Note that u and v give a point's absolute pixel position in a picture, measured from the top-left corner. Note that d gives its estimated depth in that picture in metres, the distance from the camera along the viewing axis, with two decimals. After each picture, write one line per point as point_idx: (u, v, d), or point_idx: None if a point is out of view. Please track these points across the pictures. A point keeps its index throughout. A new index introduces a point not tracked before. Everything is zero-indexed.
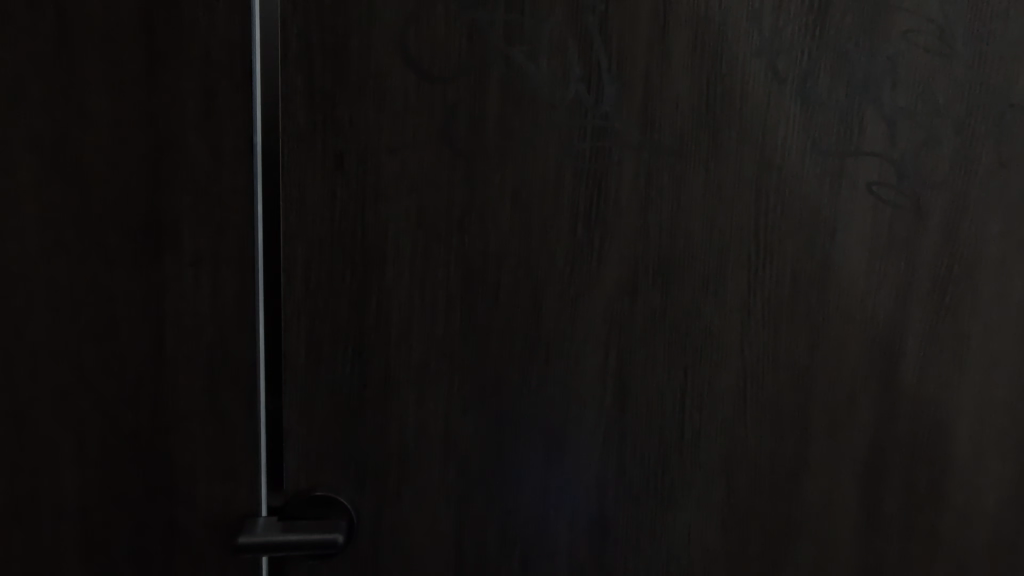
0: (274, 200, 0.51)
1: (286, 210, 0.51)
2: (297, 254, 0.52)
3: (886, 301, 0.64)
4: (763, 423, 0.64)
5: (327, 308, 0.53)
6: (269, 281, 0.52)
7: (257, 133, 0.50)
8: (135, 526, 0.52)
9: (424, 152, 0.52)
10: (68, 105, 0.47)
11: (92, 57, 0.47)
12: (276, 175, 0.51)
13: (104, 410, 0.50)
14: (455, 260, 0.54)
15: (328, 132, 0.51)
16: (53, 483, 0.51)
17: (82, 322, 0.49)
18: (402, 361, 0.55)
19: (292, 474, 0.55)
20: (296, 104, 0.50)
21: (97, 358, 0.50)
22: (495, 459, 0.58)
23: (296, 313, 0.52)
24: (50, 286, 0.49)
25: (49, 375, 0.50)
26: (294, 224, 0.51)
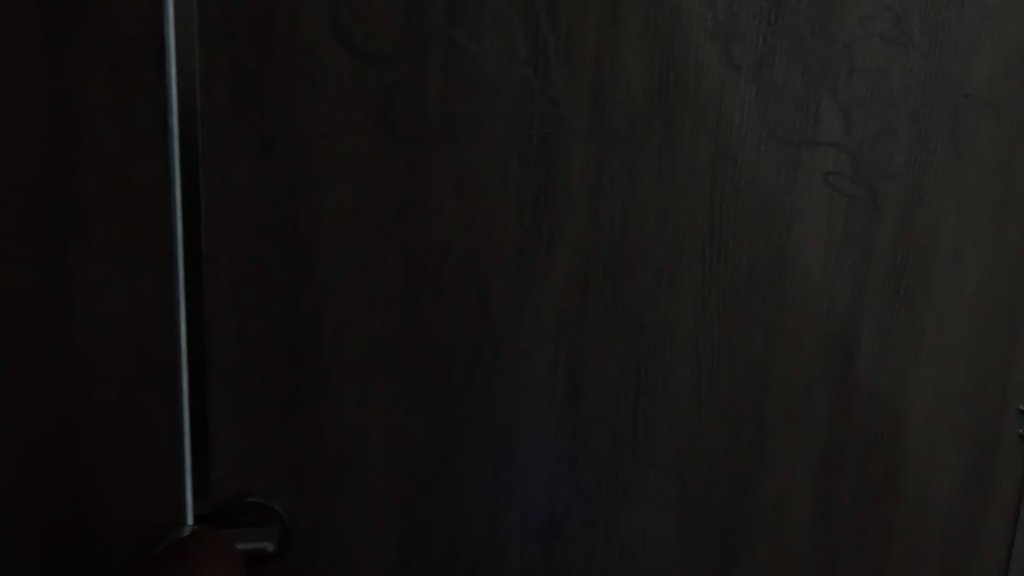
0: (193, 187, 0.47)
1: (208, 201, 0.47)
2: (223, 248, 0.48)
3: (842, 293, 0.64)
4: (718, 420, 0.62)
5: (258, 304, 0.50)
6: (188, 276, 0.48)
7: (173, 115, 0.46)
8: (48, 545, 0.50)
9: (359, 138, 0.49)
10: None
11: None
12: (195, 159, 0.47)
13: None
14: (395, 253, 0.51)
15: (253, 115, 0.47)
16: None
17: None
18: (340, 359, 0.52)
19: (222, 480, 0.51)
20: (217, 85, 0.46)
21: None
22: (441, 460, 0.55)
23: (223, 310, 0.49)
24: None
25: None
26: (219, 215, 0.48)
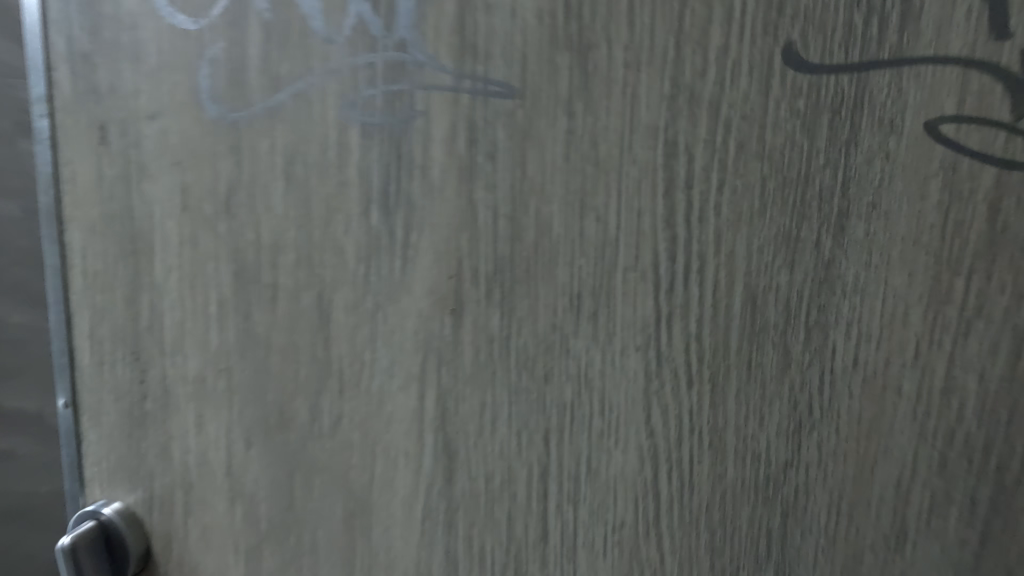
0: (52, 182, 0.45)
1: (61, 191, 0.45)
2: (75, 241, 0.46)
3: (990, 364, 0.31)
4: (694, 550, 0.37)
5: (105, 303, 0.46)
6: (51, 268, 0.47)
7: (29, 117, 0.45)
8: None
9: (182, 115, 0.42)
10: None
11: None
12: (51, 155, 0.45)
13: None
14: (225, 252, 0.42)
15: (89, 100, 0.43)
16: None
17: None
18: (179, 372, 0.45)
19: (85, 487, 0.48)
20: (59, 70, 0.44)
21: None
22: (286, 512, 0.44)
23: (79, 307, 0.47)
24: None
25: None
26: (71, 206, 0.45)
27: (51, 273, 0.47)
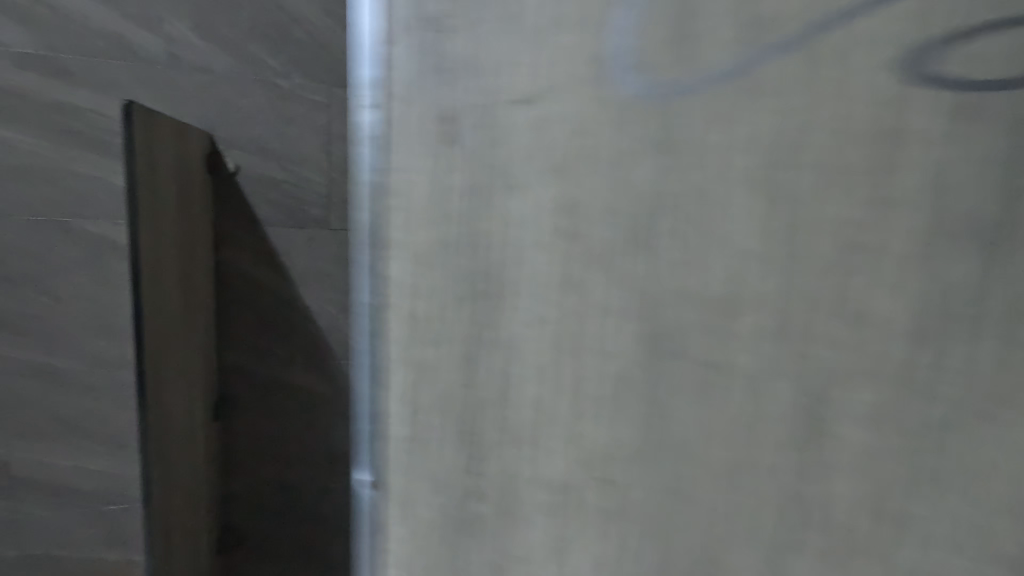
0: (379, 228, 0.40)
1: (391, 231, 0.40)
2: (399, 291, 0.40)
3: None
4: None
5: (426, 320, 0.41)
6: (363, 287, 0.42)
7: (364, 147, 0.40)
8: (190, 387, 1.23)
9: (575, 149, 0.37)
10: (172, 257, 1.13)
11: (180, 238, 1.17)
12: (385, 194, 0.40)
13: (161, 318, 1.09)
14: (619, 304, 0.39)
15: (455, 127, 0.38)
16: (180, 361, 1.19)
17: (286, 309, 1.40)
18: (532, 427, 0.41)
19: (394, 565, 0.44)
20: (415, 94, 0.39)
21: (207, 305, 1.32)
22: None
23: (394, 328, 0.41)
24: (296, 296, 1.40)
25: (222, 320, 1.38)
26: (396, 213, 0.40)
27: (369, 326, 0.42)
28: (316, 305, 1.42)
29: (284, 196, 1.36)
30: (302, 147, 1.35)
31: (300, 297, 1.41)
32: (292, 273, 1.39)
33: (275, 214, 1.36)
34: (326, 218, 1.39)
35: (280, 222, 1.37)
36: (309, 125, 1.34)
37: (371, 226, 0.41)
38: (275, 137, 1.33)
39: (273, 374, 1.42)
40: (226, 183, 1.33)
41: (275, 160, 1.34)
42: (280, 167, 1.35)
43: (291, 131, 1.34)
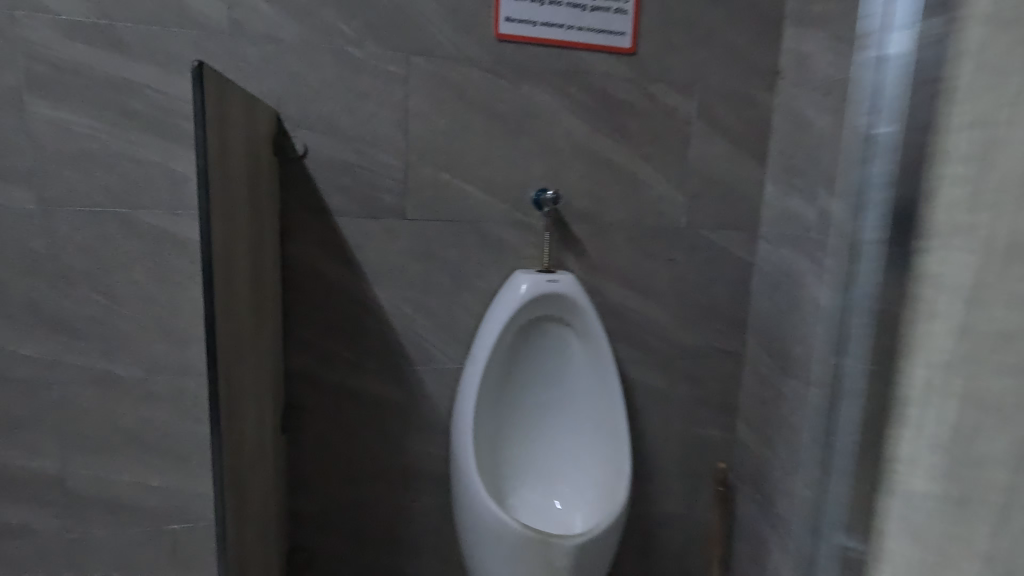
0: (885, 349, 0.28)
1: (917, 363, 0.27)
2: (925, 449, 0.27)
3: None
4: None
5: (985, 416, 0.26)
6: (856, 310, 0.29)
7: (865, 243, 0.28)
8: (264, 402, 1.06)
9: None
10: (263, 237, 1.03)
11: (268, 218, 1.07)
12: (902, 304, 0.27)
13: (245, 326, 0.92)
14: None
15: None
16: (255, 373, 1.01)
17: (357, 309, 1.26)
18: None
19: None
20: (986, 157, 0.25)
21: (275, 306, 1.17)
22: None
23: (908, 497, 0.28)
24: (368, 296, 1.26)
25: (288, 322, 1.23)
26: (947, 178, 0.25)
27: (858, 487, 0.30)
28: (389, 305, 1.28)
29: (356, 183, 1.21)
30: (374, 127, 1.21)
31: (372, 297, 1.27)
32: (365, 269, 1.25)
33: (346, 202, 1.22)
34: (400, 208, 1.25)
35: (352, 212, 1.22)
36: (382, 102, 1.20)
37: (867, 348, 0.28)
38: (346, 115, 1.19)
39: (342, 382, 1.28)
40: (294, 166, 1.18)
41: (346, 142, 1.20)
42: (352, 150, 1.20)
43: (363, 109, 1.19)
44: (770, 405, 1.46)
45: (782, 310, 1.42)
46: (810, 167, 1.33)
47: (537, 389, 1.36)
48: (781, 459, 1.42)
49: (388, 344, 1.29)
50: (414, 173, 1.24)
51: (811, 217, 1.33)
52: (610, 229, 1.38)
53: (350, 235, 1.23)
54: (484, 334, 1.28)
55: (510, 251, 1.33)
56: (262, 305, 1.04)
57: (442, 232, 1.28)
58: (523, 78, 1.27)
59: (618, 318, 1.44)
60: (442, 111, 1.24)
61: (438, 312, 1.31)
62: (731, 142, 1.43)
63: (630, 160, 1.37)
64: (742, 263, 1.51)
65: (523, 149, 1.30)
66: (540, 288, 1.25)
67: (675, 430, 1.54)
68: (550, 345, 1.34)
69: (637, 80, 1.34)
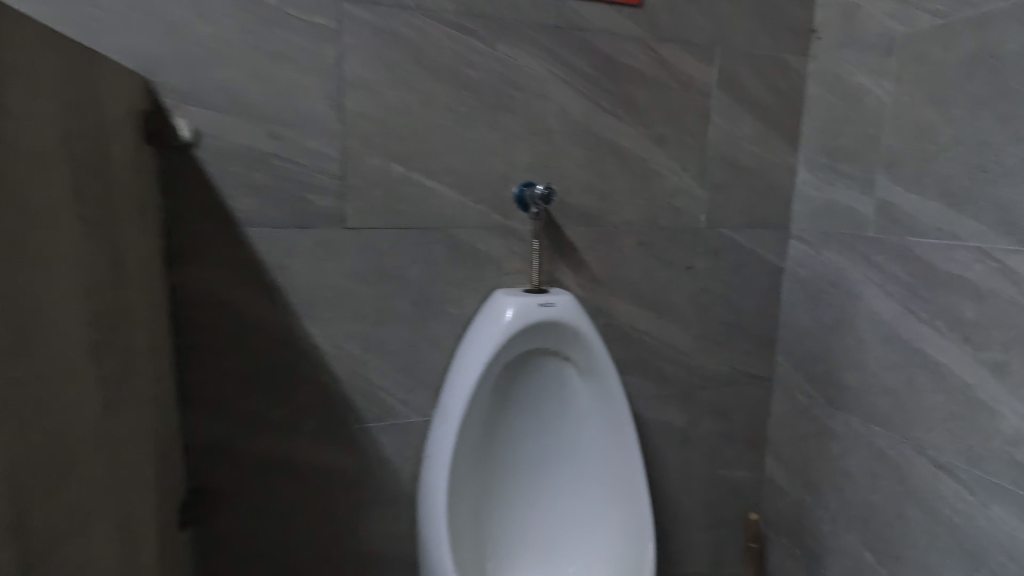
0: None
1: None
2: None
3: None
4: None
5: None
6: None
7: None
8: (135, 517, 0.70)
9: None
10: (118, 261, 0.68)
11: (128, 231, 0.72)
12: None
13: (81, 414, 0.57)
14: None
15: None
16: (116, 476, 0.65)
17: (283, 354, 0.93)
18: None
19: None
20: None
21: (156, 362, 0.81)
22: None
23: None
24: (299, 334, 0.93)
25: (182, 378, 0.88)
26: None
27: None
28: (329, 345, 0.95)
29: (275, 181, 0.87)
30: (298, 103, 0.87)
31: (304, 336, 0.93)
32: (292, 299, 0.92)
33: (261, 208, 0.87)
34: (339, 214, 0.91)
35: (271, 221, 0.88)
36: (308, 68, 0.87)
37: None
38: (257, 86, 0.85)
39: (267, 452, 0.95)
40: (181, 160, 0.83)
41: (259, 124, 0.86)
42: (268, 135, 0.86)
43: (281, 78, 0.86)
44: (812, 442, 1.19)
45: (827, 328, 1.15)
46: (864, 149, 1.06)
47: (529, 444, 1.05)
48: (829, 510, 1.16)
49: (330, 398, 0.96)
50: (357, 166, 0.91)
51: (867, 212, 1.06)
52: (615, 233, 1.09)
53: (268, 253, 0.89)
54: (459, 380, 0.96)
55: (490, 266, 1.02)
56: (128, 361, 0.70)
57: (399, 244, 0.96)
58: (501, 35, 0.95)
59: (627, 344, 1.14)
60: (393, 80, 0.91)
61: (398, 351, 0.99)
62: (760, 120, 1.15)
63: (640, 144, 1.07)
64: (772, 269, 1.23)
65: (504, 131, 0.98)
66: (532, 316, 0.94)
67: (696, 474, 1.26)
68: (543, 387, 1.03)
69: (647, 41, 1.04)
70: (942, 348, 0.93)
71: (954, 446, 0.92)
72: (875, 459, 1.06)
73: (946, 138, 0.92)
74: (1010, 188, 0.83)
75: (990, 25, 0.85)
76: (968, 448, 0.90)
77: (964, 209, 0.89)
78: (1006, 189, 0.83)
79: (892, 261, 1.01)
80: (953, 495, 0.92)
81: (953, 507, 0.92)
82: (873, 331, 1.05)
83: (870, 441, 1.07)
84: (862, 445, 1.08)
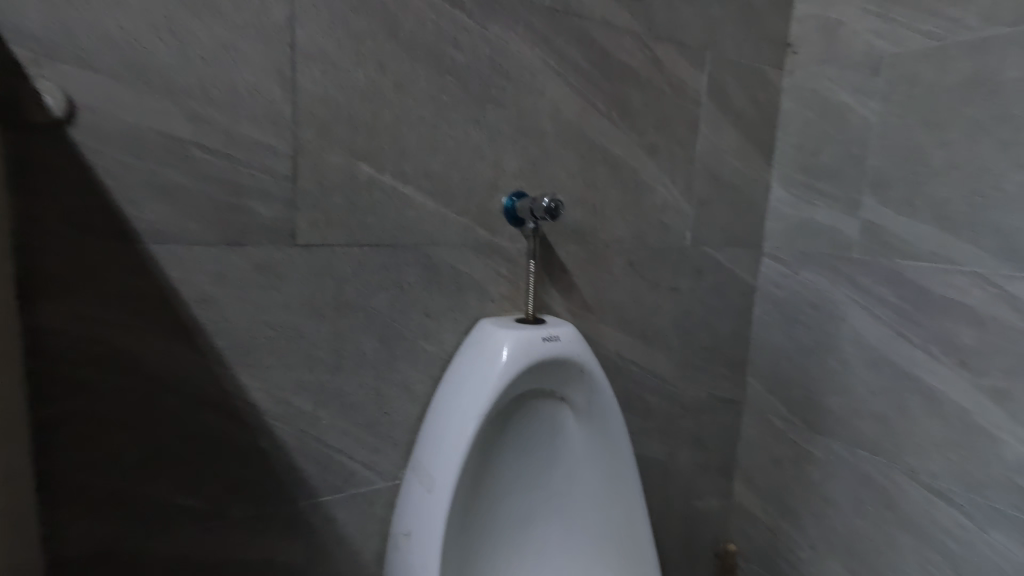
0: None
1: None
2: None
3: None
4: None
5: None
6: None
7: None
8: None
9: None
10: None
11: None
12: None
13: None
14: None
15: None
16: None
17: (203, 418, 0.67)
18: None
19: None
20: None
21: (6, 453, 0.52)
22: None
23: None
24: (227, 389, 0.68)
25: (45, 465, 0.60)
26: None
27: None
28: (269, 402, 0.71)
29: (194, 180, 0.63)
30: (230, 74, 0.63)
31: (235, 391, 0.69)
32: (218, 342, 0.67)
33: (173, 217, 0.62)
34: (287, 227, 0.68)
35: (188, 236, 0.63)
36: (244, 26, 0.63)
37: None
38: (166, 45, 0.59)
39: (178, 554, 0.68)
40: (46, 144, 0.56)
41: (170, 99, 0.60)
42: (184, 116, 0.61)
43: (204, 36, 0.61)
44: (789, 467, 1.16)
45: (806, 350, 1.12)
46: (848, 168, 1.03)
47: (516, 506, 0.88)
48: (809, 537, 1.13)
49: (269, 471, 0.72)
50: (312, 165, 0.69)
51: (851, 233, 1.03)
52: (606, 252, 0.96)
53: (183, 280, 0.64)
54: (445, 434, 0.76)
55: (472, 292, 0.83)
56: None
57: (364, 267, 0.74)
58: (491, 12, 0.78)
59: (613, 375, 1.02)
60: (359, 54, 0.70)
61: (360, 403, 0.77)
62: (742, 133, 1.09)
63: (632, 152, 0.95)
64: (746, 289, 1.18)
65: (491, 129, 0.80)
66: (534, 353, 0.78)
67: (675, 509, 1.17)
68: (535, 434, 0.87)
69: (642, 36, 0.92)
70: (937, 373, 0.92)
71: (950, 472, 0.91)
72: (860, 485, 1.03)
73: (940, 161, 0.90)
74: (1012, 215, 0.82)
75: (989, 50, 0.84)
76: (966, 474, 0.89)
77: (961, 233, 0.88)
78: (1007, 215, 0.83)
79: (880, 284, 0.99)
80: (949, 521, 0.92)
81: (949, 532, 0.92)
82: (859, 354, 1.03)
83: (855, 466, 1.04)
84: (846, 471, 1.06)
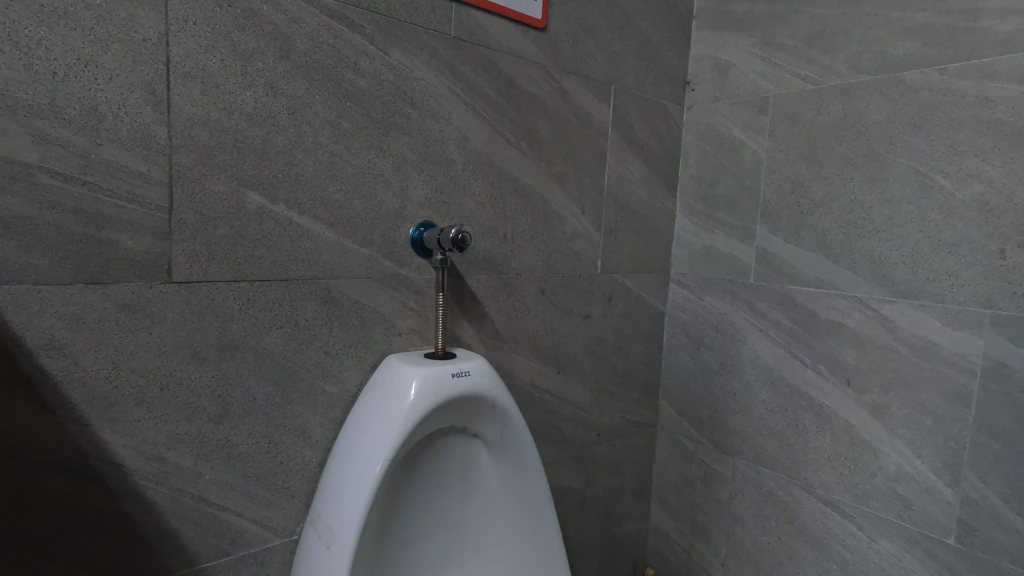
0: None
1: None
2: None
3: None
4: None
5: None
6: None
7: None
8: None
9: None
10: None
11: None
12: None
13: None
14: None
15: None
16: None
17: (53, 485, 0.58)
18: None
19: None
20: None
21: None
22: None
23: None
24: (85, 449, 0.59)
25: None
26: None
27: None
28: (139, 460, 0.62)
29: (41, 211, 0.55)
30: (89, 91, 0.56)
31: (95, 451, 0.60)
32: (73, 395, 0.58)
33: (14, 254, 0.54)
34: (161, 262, 0.61)
35: (36, 274, 0.55)
36: (107, 39, 0.56)
37: None
38: (5, 56, 0.51)
39: None
40: None
41: (10, 118, 0.52)
42: (30, 137, 0.53)
43: (56, 48, 0.54)
44: (699, 487, 1.19)
45: (710, 372, 1.16)
46: (741, 198, 1.09)
47: (426, 550, 0.83)
48: (720, 555, 1.15)
49: (139, 540, 0.63)
50: (190, 193, 0.62)
51: (746, 260, 1.09)
52: (517, 282, 0.95)
53: (26, 326, 0.55)
54: (347, 482, 0.70)
55: (377, 327, 0.79)
56: None
57: (254, 304, 0.68)
58: (394, 37, 0.75)
59: (528, 406, 1.00)
60: (246, 75, 0.65)
61: (249, 454, 0.70)
62: (646, 164, 1.13)
63: (541, 181, 0.95)
64: (655, 314, 1.21)
65: (395, 156, 0.77)
66: (444, 390, 0.74)
67: (593, 537, 1.16)
68: (445, 473, 0.83)
69: (548, 69, 0.94)
70: (825, 391, 0.98)
71: (841, 484, 0.97)
72: (764, 501, 1.08)
73: (820, 194, 0.98)
74: (881, 244, 0.90)
75: (856, 95, 0.92)
76: (854, 485, 0.95)
77: (840, 260, 0.95)
78: (877, 244, 0.91)
79: (774, 308, 1.05)
80: (842, 532, 0.97)
81: (842, 541, 0.97)
82: (758, 375, 1.08)
83: (758, 483, 1.09)
84: (751, 488, 1.10)
